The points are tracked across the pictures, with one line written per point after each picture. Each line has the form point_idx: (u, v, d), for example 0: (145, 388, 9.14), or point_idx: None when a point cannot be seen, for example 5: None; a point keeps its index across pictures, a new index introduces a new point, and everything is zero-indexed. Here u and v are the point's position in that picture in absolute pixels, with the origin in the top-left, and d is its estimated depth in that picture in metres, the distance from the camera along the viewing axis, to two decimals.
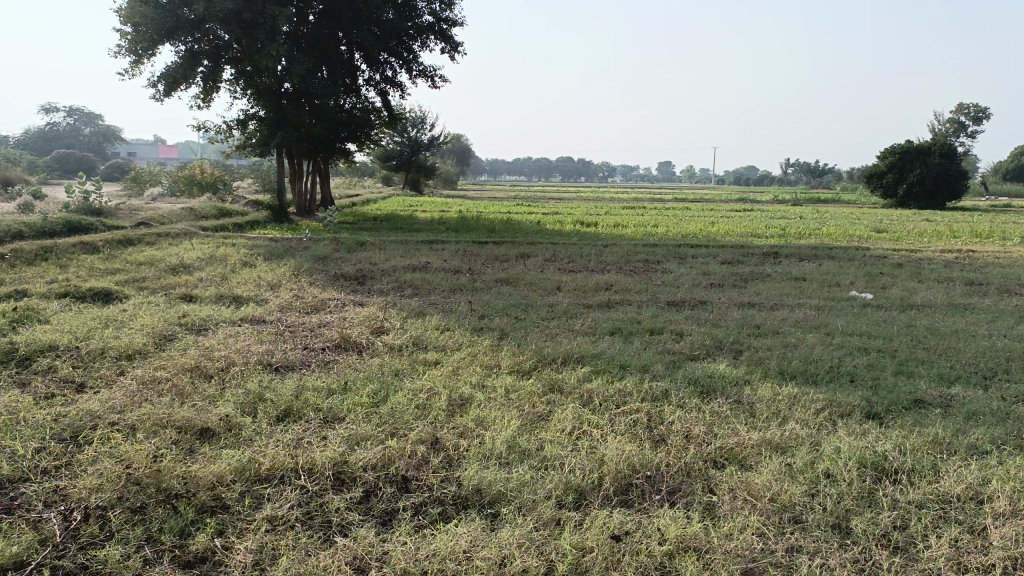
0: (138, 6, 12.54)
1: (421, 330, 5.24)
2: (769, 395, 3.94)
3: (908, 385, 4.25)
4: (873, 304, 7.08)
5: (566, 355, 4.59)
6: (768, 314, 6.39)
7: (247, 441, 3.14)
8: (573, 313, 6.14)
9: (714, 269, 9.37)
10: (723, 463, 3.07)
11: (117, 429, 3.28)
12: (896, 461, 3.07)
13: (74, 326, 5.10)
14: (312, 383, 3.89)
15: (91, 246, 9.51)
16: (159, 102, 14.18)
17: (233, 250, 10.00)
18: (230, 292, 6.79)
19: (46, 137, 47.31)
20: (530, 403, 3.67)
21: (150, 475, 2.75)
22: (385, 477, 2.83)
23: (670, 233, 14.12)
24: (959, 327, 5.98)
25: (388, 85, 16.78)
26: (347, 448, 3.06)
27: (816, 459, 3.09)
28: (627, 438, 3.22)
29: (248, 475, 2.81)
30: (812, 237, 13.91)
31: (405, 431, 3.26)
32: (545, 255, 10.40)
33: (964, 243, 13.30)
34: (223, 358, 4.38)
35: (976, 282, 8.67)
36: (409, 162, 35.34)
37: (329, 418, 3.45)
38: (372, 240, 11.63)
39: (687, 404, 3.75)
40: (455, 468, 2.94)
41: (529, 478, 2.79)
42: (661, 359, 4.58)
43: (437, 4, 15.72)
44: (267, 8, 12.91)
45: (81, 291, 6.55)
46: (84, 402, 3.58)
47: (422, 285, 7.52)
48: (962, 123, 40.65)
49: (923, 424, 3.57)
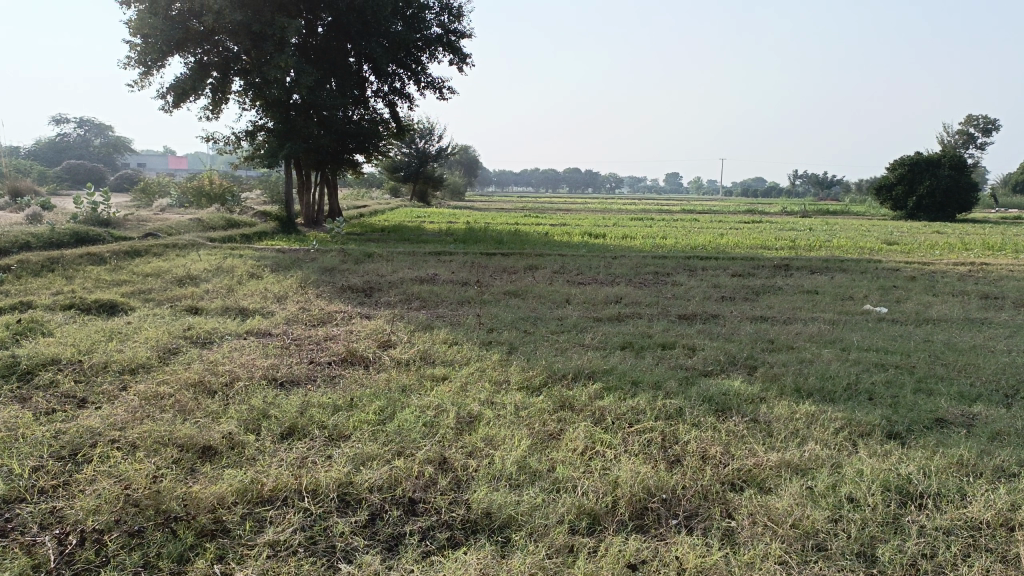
0: (148, 17, 12.56)
1: (429, 344, 5.15)
2: (785, 413, 3.83)
3: (928, 403, 4.13)
4: (888, 318, 6.97)
5: (576, 370, 4.50)
6: (781, 328, 6.28)
7: (250, 461, 3.05)
8: (582, 326, 6.05)
9: (724, 281, 9.27)
10: (741, 486, 2.97)
11: (117, 447, 3.19)
12: (921, 484, 2.96)
13: (77, 339, 5.03)
14: (317, 399, 3.80)
15: (98, 258, 9.46)
16: (168, 112, 14.19)
17: (239, 261, 9.95)
18: (237, 305, 6.72)
19: (57, 148, 47.70)
20: (540, 421, 3.57)
21: (150, 497, 2.66)
22: (391, 500, 2.74)
23: (679, 245, 14.00)
24: (978, 342, 5.85)
25: (396, 96, 16.80)
26: (352, 467, 2.97)
27: (838, 482, 2.99)
28: (640, 459, 3.12)
29: (250, 497, 2.72)
30: (822, 249, 13.79)
31: (412, 450, 3.17)
32: (553, 267, 10.33)
33: (977, 255, 13.15)
34: (227, 373, 4.30)
35: (991, 296, 8.54)
36: (416, 173, 35.39)
37: (335, 436, 3.36)
38: (379, 252, 11.57)
39: (703, 423, 3.64)
40: (464, 490, 2.84)
41: (540, 502, 2.69)
42: (674, 375, 4.48)
43: (445, 16, 15.72)
44: (276, 21, 12.90)
45: (86, 303, 6.49)
46: (84, 419, 3.49)
47: (430, 297, 7.45)
48: (971, 135, 40.48)
49: (946, 445, 3.46)
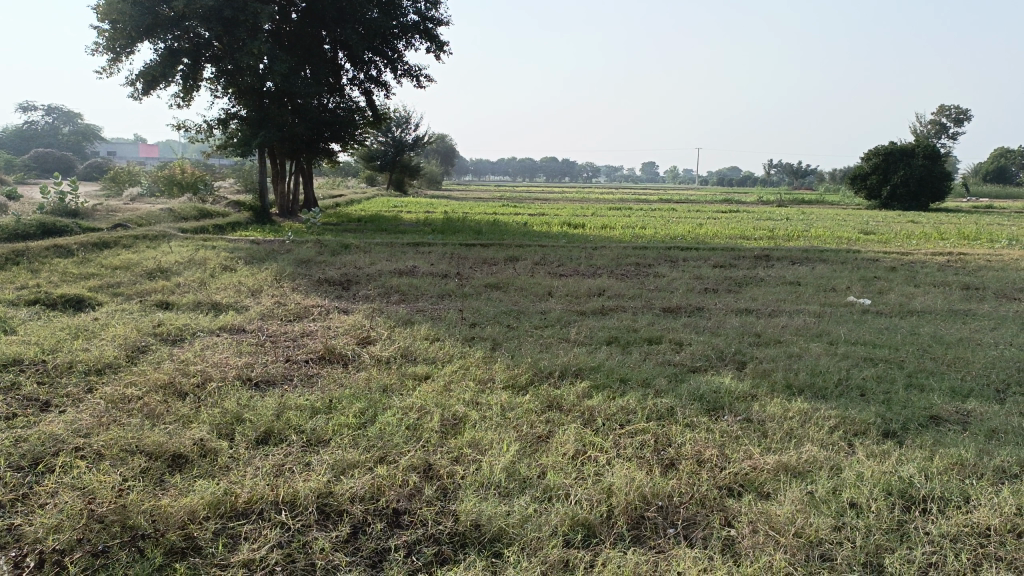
0: (116, 2, 12.20)
1: (410, 341, 4.98)
2: (778, 412, 3.72)
3: (922, 400, 4.04)
4: (873, 310, 6.92)
5: (563, 368, 4.37)
6: (768, 321, 6.19)
7: (223, 470, 2.88)
8: (566, 320, 5.92)
9: (706, 272, 9.19)
10: (740, 491, 2.86)
11: (82, 455, 3.01)
12: (923, 488, 2.86)
13: (40, 338, 4.81)
14: (294, 402, 3.63)
15: (65, 250, 9.18)
16: (137, 100, 13.84)
17: (212, 253, 9.68)
18: (209, 299, 6.51)
19: (25, 137, 46.62)
20: (528, 423, 3.43)
21: (116, 512, 2.50)
22: (374, 512, 2.60)
23: (658, 234, 13.94)
24: (964, 335, 5.79)
25: (372, 84, 16.53)
26: (332, 476, 2.82)
27: (839, 487, 2.88)
28: (635, 464, 3.00)
29: (223, 510, 2.57)
30: (801, 239, 13.78)
31: (394, 457, 3.02)
32: (534, 258, 10.20)
33: (953, 245, 13.21)
34: (199, 373, 4.11)
35: (972, 286, 8.53)
36: (392, 162, 35.05)
37: (313, 441, 3.21)
38: (356, 243, 11.35)
39: (696, 424, 3.52)
40: (451, 499, 2.70)
41: (531, 513, 2.56)
42: (663, 372, 4.36)
43: (422, 2, 15.48)
44: (249, 6, 12.63)
45: (52, 298, 6.25)
46: (47, 425, 3.30)
47: (410, 291, 7.27)
48: (943, 125, 40.86)
49: (944, 444, 3.37)
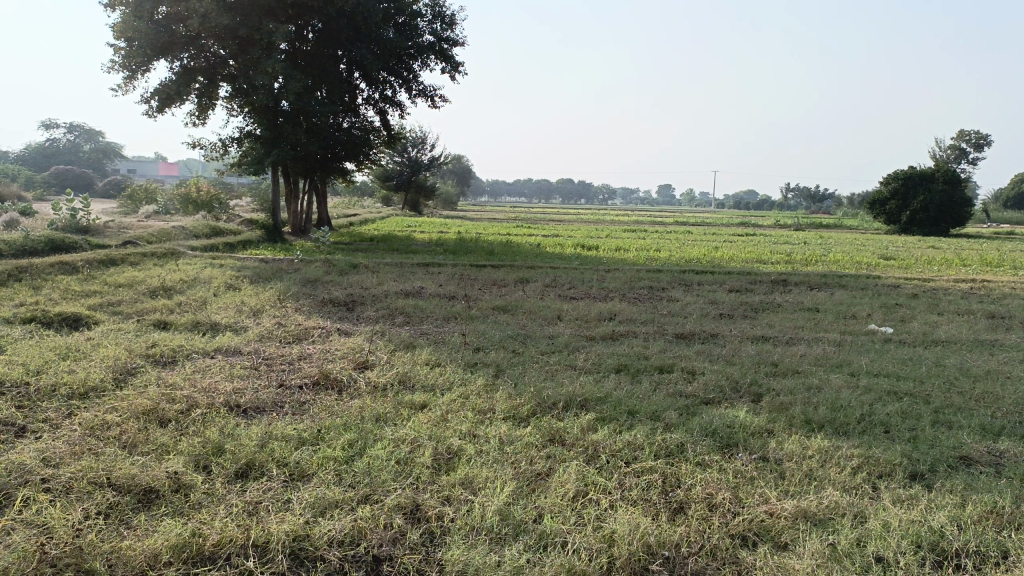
0: (131, 20, 12.19)
1: (409, 366, 4.78)
2: (797, 450, 3.47)
3: (950, 438, 3.77)
4: (895, 339, 6.64)
5: (569, 398, 4.13)
6: (785, 349, 5.94)
7: (195, 508, 2.68)
8: (574, 346, 5.71)
9: (721, 297, 8.95)
10: (754, 540, 2.62)
11: (46, 489, 2.81)
12: (956, 541, 2.60)
13: (27, 358, 4.64)
14: (281, 431, 3.43)
15: (70, 267, 9.06)
16: (151, 117, 13.85)
17: (218, 272, 9.51)
18: (208, 319, 6.34)
19: (46, 153, 47.08)
20: (527, 459, 3.21)
21: (71, 554, 2.31)
22: (352, 559, 2.39)
23: (672, 257, 13.70)
24: (992, 366, 5.51)
25: (387, 104, 16.48)
26: (310, 516, 2.61)
27: (864, 538, 2.63)
28: (641, 509, 2.77)
29: (188, 555, 2.35)
30: (819, 264, 13.52)
31: (379, 495, 2.80)
32: (545, 280, 9.97)
33: (976, 271, 12.89)
34: (185, 399, 3.91)
35: (997, 315, 8.23)
36: (408, 182, 35.05)
37: (295, 476, 3.00)
38: (366, 262, 11.17)
39: (708, 463, 3.28)
40: (437, 546, 2.48)
41: (524, 564, 2.33)
42: (675, 405, 4.11)
43: (438, 23, 15.47)
44: (264, 25, 12.59)
45: (49, 316, 6.11)
46: (17, 453, 3.11)
47: (415, 313, 7.07)
48: (963, 150, 40.45)
49: (976, 488, 3.11)
